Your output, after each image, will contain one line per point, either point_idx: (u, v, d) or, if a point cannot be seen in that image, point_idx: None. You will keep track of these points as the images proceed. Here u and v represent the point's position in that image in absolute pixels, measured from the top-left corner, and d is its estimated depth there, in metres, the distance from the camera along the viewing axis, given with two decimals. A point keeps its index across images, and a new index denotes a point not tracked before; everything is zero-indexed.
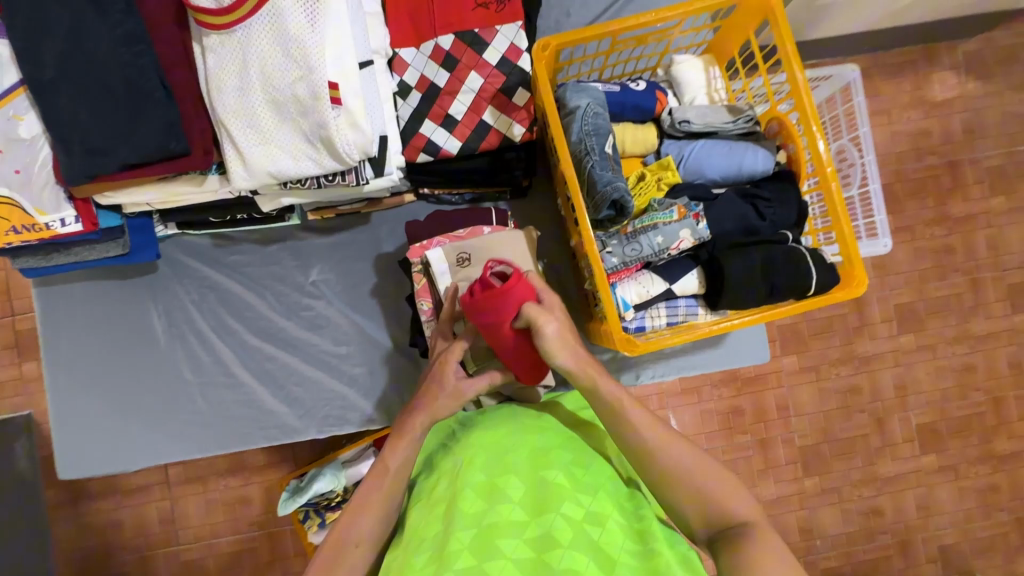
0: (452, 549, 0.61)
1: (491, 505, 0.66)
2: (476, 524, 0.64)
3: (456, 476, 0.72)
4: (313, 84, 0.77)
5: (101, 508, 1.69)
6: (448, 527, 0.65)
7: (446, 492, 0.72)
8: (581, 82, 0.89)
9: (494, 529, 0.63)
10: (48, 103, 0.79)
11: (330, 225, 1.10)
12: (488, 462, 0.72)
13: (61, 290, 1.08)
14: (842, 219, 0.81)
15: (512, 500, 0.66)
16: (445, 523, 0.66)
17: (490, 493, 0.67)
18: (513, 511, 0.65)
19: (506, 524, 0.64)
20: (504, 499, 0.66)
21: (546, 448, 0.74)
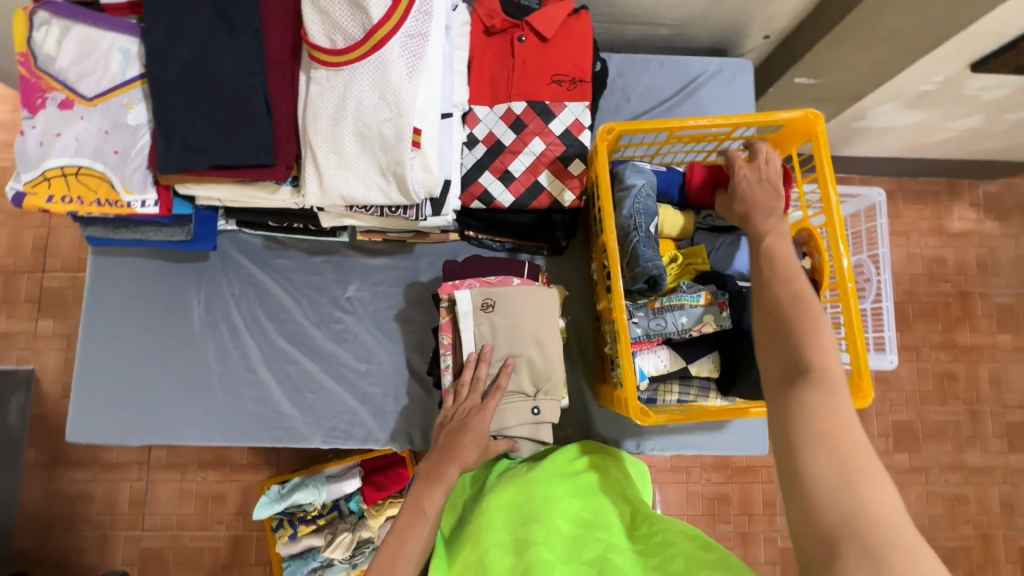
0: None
1: (521, 558, 0.74)
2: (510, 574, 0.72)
3: (482, 540, 0.80)
4: (400, 126, 0.86)
5: (77, 477, 1.68)
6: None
7: (473, 552, 0.79)
8: (637, 164, 0.98)
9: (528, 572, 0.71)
10: (162, 100, 0.88)
11: (375, 248, 1.17)
12: (509, 523, 0.81)
13: (115, 261, 1.14)
14: (855, 332, 0.86)
15: (537, 543, 0.75)
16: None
17: (519, 549, 0.76)
18: (542, 553, 0.74)
19: (538, 565, 0.72)
20: (532, 545, 0.75)
21: (557, 496, 0.85)
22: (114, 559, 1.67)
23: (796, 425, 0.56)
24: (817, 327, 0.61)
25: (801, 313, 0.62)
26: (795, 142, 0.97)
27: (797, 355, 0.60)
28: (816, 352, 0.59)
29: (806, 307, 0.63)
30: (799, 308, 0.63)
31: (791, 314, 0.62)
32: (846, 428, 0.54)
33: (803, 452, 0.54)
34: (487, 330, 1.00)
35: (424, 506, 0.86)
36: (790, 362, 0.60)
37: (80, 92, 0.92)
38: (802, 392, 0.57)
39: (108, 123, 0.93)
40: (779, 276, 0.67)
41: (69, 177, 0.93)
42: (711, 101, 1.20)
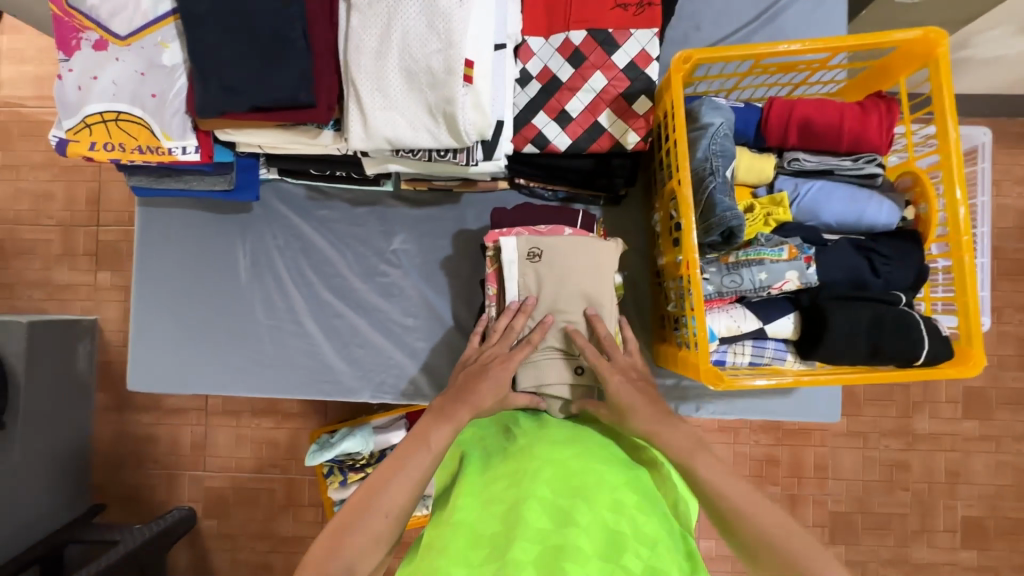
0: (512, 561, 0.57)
1: (558, 528, 0.61)
2: (538, 545, 0.59)
3: (521, 487, 0.66)
4: (450, 59, 0.77)
5: (141, 421, 1.77)
6: (510, 536, 0.60)
7: (506, 493, 0.67)
8: (714, 100, 0.86)
9: (560, 552, 0.58)
10: (197, 36, 0.82)
11: (420, 198, 1.11)
12: (554, 482, 0.67)
13: (160, 211, 1.12)
14: (969, 292, 0.75)
15: (579, 525, 0.61)
16: (505, 530, 0.62)
17: (556, 519, 0.62)
18: (580, 537, 0.60)
19: (574, 549, 0.58)
20: (572, 523, 0.61)
21: (614, 482, 0.69)
22: (180, 496, 1.77)
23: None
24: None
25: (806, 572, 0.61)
26: (905, 70, 0.82)
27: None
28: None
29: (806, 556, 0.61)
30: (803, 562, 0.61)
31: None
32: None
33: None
34: (532, 280, 0.93)
35: (430, 439, 0.74)
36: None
37: (114, 32, 0.87)
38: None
39: (144, 64, 0.87)
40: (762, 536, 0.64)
41: (109, 124, 0.89)
42: (795, 27, 1.05)
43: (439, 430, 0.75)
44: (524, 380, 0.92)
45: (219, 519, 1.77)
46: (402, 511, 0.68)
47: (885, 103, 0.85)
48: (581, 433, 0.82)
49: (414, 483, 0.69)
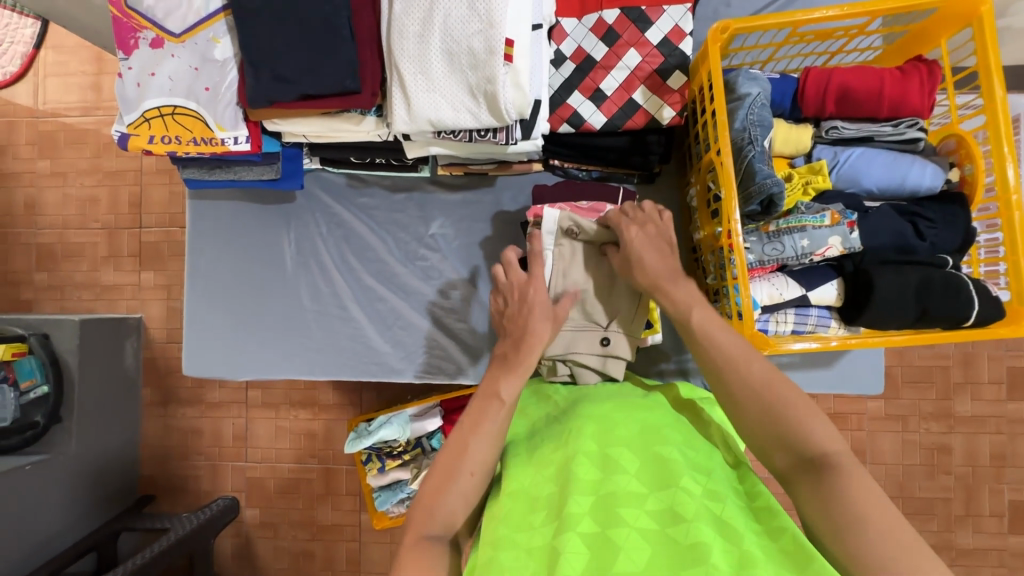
0: (571, 514, 0.58)
1: (608, 475, 0.62)
2: (592, 493, 0.60)
3: (568, 445, 0.67)
4: (491, 39, 0.79)
5: (186, 414, 1.84)
6: (564, 491, 0.61)
7: (555, 453, 0.68)
8: (750, 70, 0.87)
9: (614, 497, 0.59)
10: (248, 30, 0.86)
11: (457, 182, 1.14)
12: (599, 433, 0.68)
13: (210, 204, 1.17)
14: (1020, 250, 0.75)
15: (628, 471, 0.62)
16: (558, 487, 0.63)
17: (606, 466, 0.63)
18: (631, 482, 0.61)
19: (627, 494, 0.59)
20: (621, 470, 0.62)
21: (657, 424, 0.69)
22: (224, 485, 1.84)
23: (837, 512, 0.54)
24: (801, 404, 0.60)
25: (776, 393, 0.61)
26: (946, 32, 0.82)
27: (794, 443, 0.59)
28: (815, 437, 0.58)
29: (773, 378, 0.62)
30: (769, 386, 0.62)
31: (768, 398, 0.61)
32: (884, 506, 0.53)
33: (855, 538, 0.52)
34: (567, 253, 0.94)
35: (502, 391, 0.73)
36: (789, 441, 0.59)
37: (169, 30, 0.92)
38: (827, 486, 0.56)
39: (198, 59, 0.92)
40: (734, 363, 0.65)
41: (167, 117, 0.94)
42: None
43: (509, 383, 0.74)
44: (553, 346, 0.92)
45: (262, 507, 1.83)
46: (487, 465, 0.68)
47: (926, 66, 0.84)
48: (621, 392, 0.83)
49: (494, 435, 0.70)
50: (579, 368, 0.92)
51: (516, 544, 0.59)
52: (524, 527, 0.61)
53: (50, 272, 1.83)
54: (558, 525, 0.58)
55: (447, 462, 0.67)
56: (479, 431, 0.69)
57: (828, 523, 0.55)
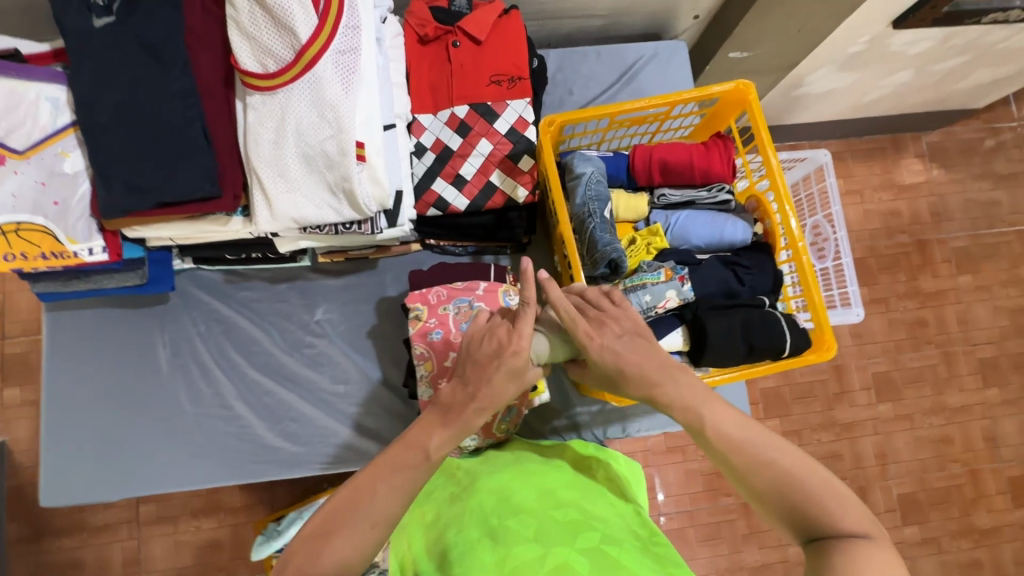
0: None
1: (510, 545, 0.66)
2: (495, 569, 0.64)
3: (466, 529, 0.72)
4: (343, 142, 0.85)
5: (64, 545, 1.62)
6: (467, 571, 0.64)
7: (459, 535, 0.72)
8: (584, 153, 1.00)
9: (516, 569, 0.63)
10: (98, 144, 0.87)
11: (338, 268, 1.17)
12: (498, 505, 0.74)
13: (72, 314, 1.11)
14: (812, 287, 0.89)
15: (528, 539, 0.67)
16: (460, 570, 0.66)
17: (502, 537, 0.68)
18: (529, 549, 0.65)
19: (526, 563, 0.63)
20: (522, 538, 0.67)
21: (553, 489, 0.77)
22: None
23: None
24: (835, 489, 0.59)
25: (806, 480, 0.60)
26: (731, 114, 1.00)
27: (811, 526, 0.58)
28: (830, 519, 0.58)
29: (800, 464, 0.61)
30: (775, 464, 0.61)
31: (796, 481, 0.60)
32: None
33: None
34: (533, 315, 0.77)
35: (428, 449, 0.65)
36: (805, 522, 0.59)
37: (11, 146, 0.89)
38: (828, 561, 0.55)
39: (44, 174, 0.90)
40: (751, 452, 0.63)
41: (9, 235, 0.90)
42: (651, 85, 1.23)
43: (440, 433, 0.66)
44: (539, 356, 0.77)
45: None
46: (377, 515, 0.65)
47: (723, 141, 1.01)
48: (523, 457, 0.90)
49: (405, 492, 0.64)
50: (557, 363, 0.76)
51: None
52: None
53: None
54: None
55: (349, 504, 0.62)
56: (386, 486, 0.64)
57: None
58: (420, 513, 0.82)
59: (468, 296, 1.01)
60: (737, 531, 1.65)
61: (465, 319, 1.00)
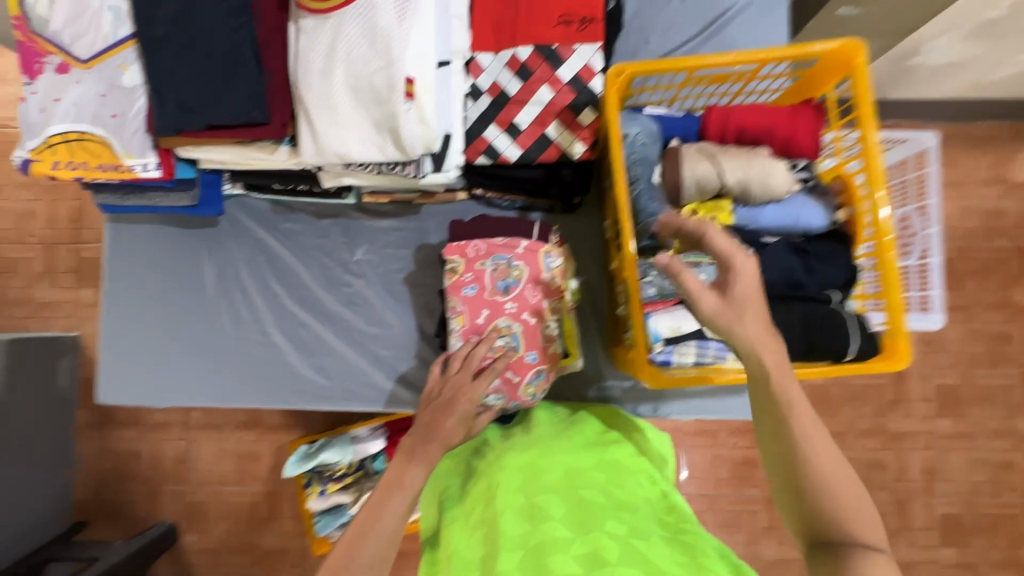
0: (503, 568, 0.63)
1: (535, 524, 0.68)
2: (520, 547, 0.65)
3: (493, 502, 0.74)
4: (391, 76, 0.81)
5: (124, 435, 1.78)
6: (495, 549, 0.67)
7: (482, 514, 0.74)
8: (632, 111, 0.91)
9: (540, 546, 0.64)
10: (154, 60, 0.86)
11: (383, 209, 1.15)
12: (523, 485, 0.75)
13: (130, 227, 1.15)
14: (892, 290, 0.79)
15: (554, 518, 0.67)
16: (489, 545, 0.69)
17: (532, 515, 0.69)
18: (558, 528, 0.66)
19: (552, 541, 0.64)
20: (545, 517, 0.68)
21: (581, 472, 0.78)
22: (162, 511, 1.78)
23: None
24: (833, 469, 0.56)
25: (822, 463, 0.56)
26: (830, 80, 0.87)
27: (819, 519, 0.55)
28: (856, 533, 0.53)
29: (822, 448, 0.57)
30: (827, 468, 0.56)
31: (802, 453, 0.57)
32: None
33: None
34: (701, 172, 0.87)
35: (404, 481, 0.73)
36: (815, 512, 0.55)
37: (76, 55, 0.90)
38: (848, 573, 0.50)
39: (105, 86, 0.91)
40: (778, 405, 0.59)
41: (72, 144, 0.92)
42: (740, 38, 1.09)
43: (411, 469, 0.74)
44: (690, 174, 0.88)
45: (202, 532, 1.77)
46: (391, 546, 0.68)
47: (815, 110, 0.89)
48: (551, 431, 0.93)
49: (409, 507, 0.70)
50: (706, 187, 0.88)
51: None
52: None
53: None
54: None
55: (368, 518, 0.67)
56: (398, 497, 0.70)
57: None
58: (440, 486, 0.91)
59: (507, 254, 0.97)
60: (757, 522, 1.61)
61: (501, 277, 0.97)
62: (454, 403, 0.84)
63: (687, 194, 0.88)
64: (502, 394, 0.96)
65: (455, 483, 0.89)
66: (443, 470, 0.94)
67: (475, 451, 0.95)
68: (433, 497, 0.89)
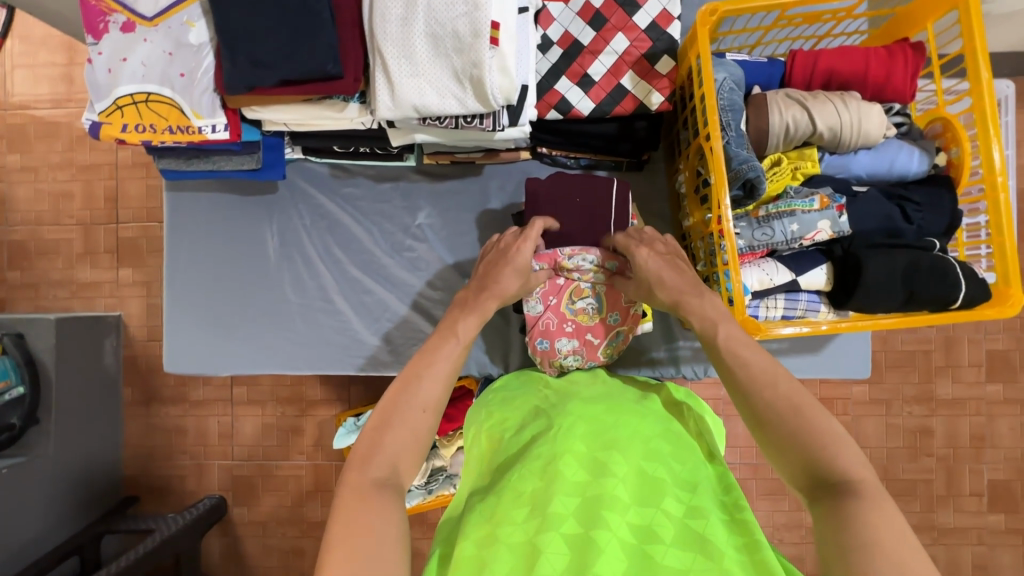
0: (555, 514, 0.61)
1: (596, 479, 0.65)
2: (578, 495, 0.63)
3: (556, 444, 0.70)
4: (476, 21, 0.78)
5: (170, 412, 1.78)
6: (549, 490, 0.64)
7: (542, 451, 0.71)
8: (718, 57, 0.88)
9: (599, 501, 0.62)
10: (223, 14, 0.83)
11: (443, 171, 1.12)
12: (590, 436, 0.71)
13: (189, 195, 1.14)
14: (1005, 232, 0.75)
15: (616, 478, 0.65)
16: (543, 483, 0.65)
17: (595, 469, 0.66)
18: (617, 488, 0.64)
19: (611, 500, 0.62)
20: (608, 474, 0.65)
21: (650, 437, 0.72)
22: (210, 484, 1.78)
23: (850, 540, 0.51)
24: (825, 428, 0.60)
25: (805, 416, 0.61)
26: (931, 16, 0.82)
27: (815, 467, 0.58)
28: (842, 464, 0.57)
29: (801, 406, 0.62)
30: (796, 411, 0.62)
31: (792, 419, 0.61)
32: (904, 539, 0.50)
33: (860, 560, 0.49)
34: (792, 120, 0.83)
35: (457, 331, 0.78)
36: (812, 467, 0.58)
37: (141, 13, 0.88)
38: (844, 511, 0.53)
39: (172, 44, 0.88)
40: (760, 381, 0.65)
41: (140, 105, 0.90)
42: None
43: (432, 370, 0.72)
44: (775, 123, 0.84)
45: (248, 507, 1.77)
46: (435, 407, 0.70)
47: (913, 48, 0.84)
48: (614, 394, 0.84)
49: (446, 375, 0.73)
50: (790, 139, 0.85)
51: (496, 536, 0.61)
52: (504, 518, 0.62)
53: (23, 269, 1.75)
54: (540, 523, 0.60)
55: (397, 398, 0.69)
56: (439, 358, 0.74)
57: (838, 546, 0.52)
58: (497, 416, 0.84)
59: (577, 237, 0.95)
60: None
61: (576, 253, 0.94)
62: (511, 255, 0.87)
63: (774, 139, 0.85)
64: (580, 354, 0.95)
65: (513, 417, 0.83)
66: (497, 399, 0.89)
67: (538, 395, 0.87)
68: (484, 425, 0.83)
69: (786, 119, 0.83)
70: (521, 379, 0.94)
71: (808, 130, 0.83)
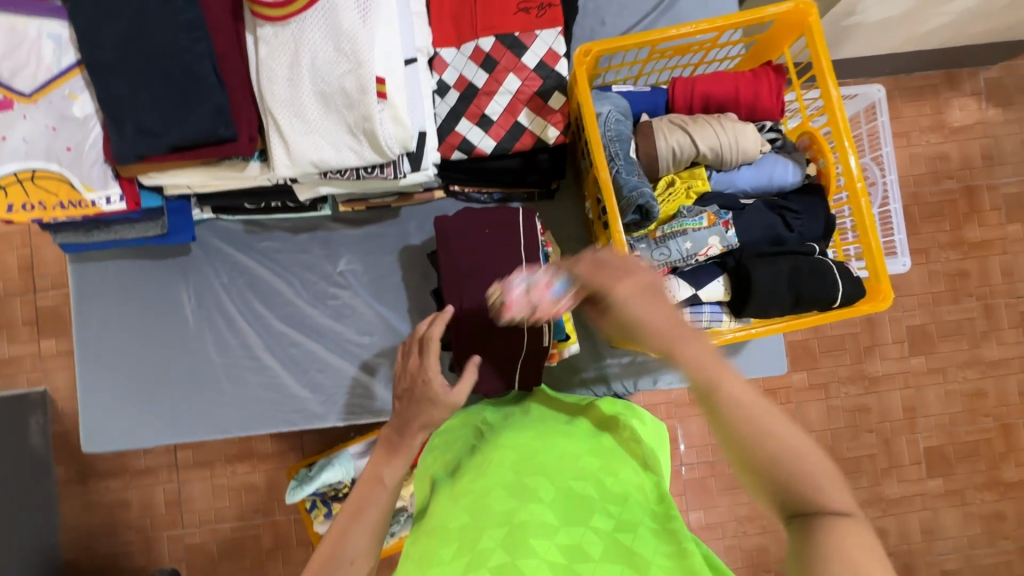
0: (483, 551, 0.61)
1: (522, 504, 0.66)
2: (504, 524, 0.64)
3: (485, 478, 0.71)
4: (361, 77, 0.80)
5: (108, 486, 1.68)
6: (478, 526, 0.64)
7: (473, 487, 0.71)
8: (603, 91, 0.93)
9: (524, 526, 0.63)
10: (104, 84, 0.82)
11: (361, 217, 1.13)
12: (517, 465, 0.72)
13: (96, 266, 1.10)
14: (869, 233, 0.83)
15: (543, 503, 0.66)
16: (472, 518, 0.66)
17: (520, 495, 0.67)
18: (544, 512, 0.65)
19: (539, 525, 0.63)
20: (535, 500, 0.66)
21: (577, 458, 0.74)
22: (161, 558, 1.68)
23: (814, 566, 0.44)
24: (805, 448, 0.47)
25: (780, 436, 0.48)
26: (787, 40, 0.90)
27: (789, 490, 0.47)
28: (815, 484, 0.47)
29: (777, 423, 0.48)
30: (766, 431, 0.48)
31: (768, 443, 0.48)
32: (877, 570, 0.42)
33: None
34: (676, 145, 0.89)
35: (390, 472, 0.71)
36: (786, 490, 0.47)
37: (18, 90, 0.85)
38: (810, 539, 0.45)
39: (54, 118, 0.86)
40: (732, 401, 0.49)
41: (25, 182, 0.87)
42: (690, 9, 1.07)
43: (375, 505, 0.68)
44: (662, 148, 0.89)
45: None
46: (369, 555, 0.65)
47: (774, 70, 0.92)
48: (545, 420, 0.85)
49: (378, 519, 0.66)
50: (678, 161, 0.91)
51: None
52: (436, 562, 0.63)
53: None
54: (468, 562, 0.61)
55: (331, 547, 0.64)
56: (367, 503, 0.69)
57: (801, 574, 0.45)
58: (438, 458, 0.84)
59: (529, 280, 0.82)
60: None
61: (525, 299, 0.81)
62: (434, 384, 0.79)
63: (663, 163, 0.90)
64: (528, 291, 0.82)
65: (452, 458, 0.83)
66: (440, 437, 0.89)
67: (475, 428, 0.87)
68: (427, 468, 0.83)
69: (670, 143, 0.89)
70: (459, 414, 0.91)
71: (693, 151, 0.89)
